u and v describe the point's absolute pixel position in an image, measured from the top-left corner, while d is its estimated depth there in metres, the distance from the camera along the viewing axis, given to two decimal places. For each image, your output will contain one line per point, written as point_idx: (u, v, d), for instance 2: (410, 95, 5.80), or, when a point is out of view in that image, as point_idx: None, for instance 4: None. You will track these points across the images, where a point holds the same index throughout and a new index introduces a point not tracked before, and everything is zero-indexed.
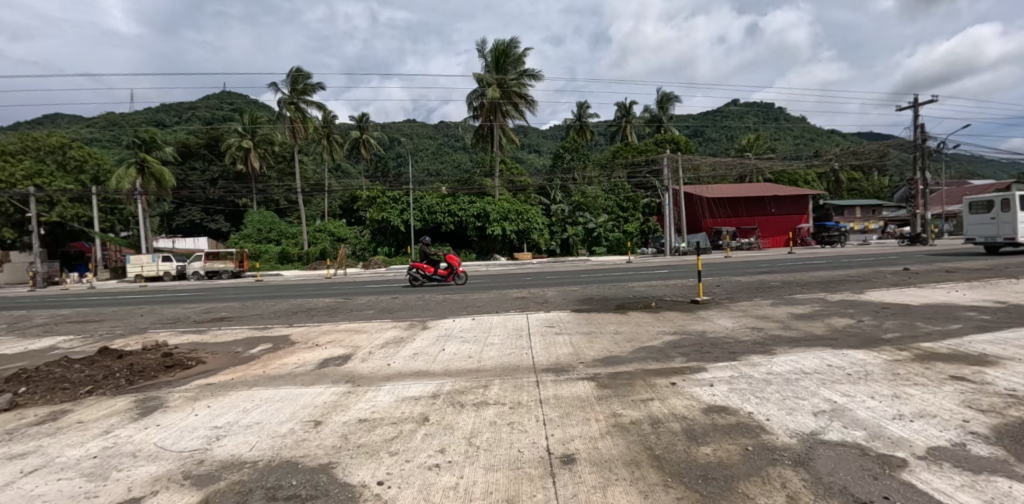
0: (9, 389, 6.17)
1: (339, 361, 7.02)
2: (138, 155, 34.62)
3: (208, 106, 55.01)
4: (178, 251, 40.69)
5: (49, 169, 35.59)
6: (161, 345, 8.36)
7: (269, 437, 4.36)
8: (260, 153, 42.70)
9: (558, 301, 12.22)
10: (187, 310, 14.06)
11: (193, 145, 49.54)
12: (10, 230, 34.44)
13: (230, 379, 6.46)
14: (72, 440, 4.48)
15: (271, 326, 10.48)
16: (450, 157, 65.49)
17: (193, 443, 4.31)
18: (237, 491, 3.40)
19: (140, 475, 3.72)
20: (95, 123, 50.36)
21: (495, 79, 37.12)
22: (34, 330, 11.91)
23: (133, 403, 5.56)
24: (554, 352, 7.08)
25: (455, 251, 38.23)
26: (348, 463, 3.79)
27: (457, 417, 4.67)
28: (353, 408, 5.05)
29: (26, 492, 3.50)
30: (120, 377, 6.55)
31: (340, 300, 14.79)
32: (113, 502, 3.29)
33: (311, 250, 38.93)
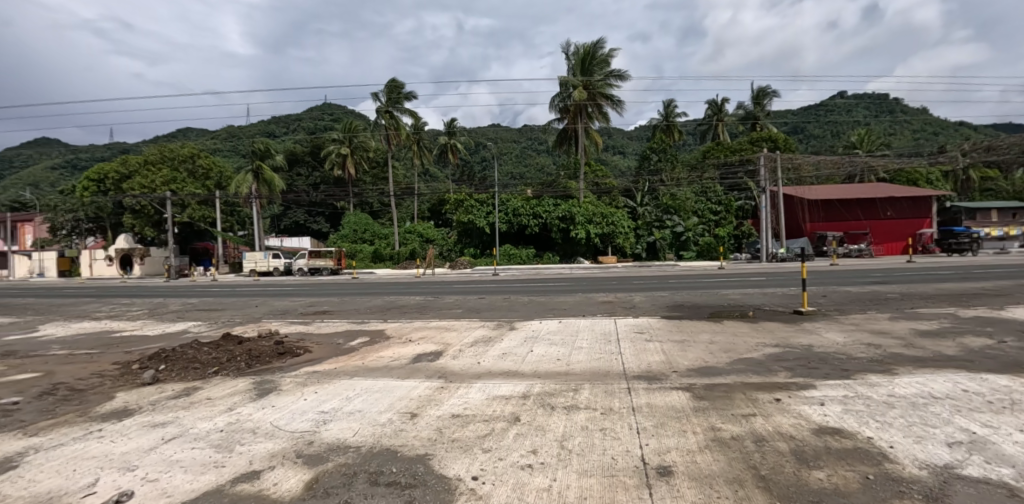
0: (153, 366, 7.17)
1: (432, 357, 7.34)
2: (253, 163, 38.66)
3: (312, 118, 60.53)
4: (285, 249, 44.73)
5: (182, 176, 40.68)
6: (274, 333, 9.30)
7: (371, 425, 4.65)
8: (356, 160, 45.77)
9: (645, 307, 11.88)
10: (295, 303, 15.42)
11: (300, 153, 54.26)
12: (150, 229, 40.60)
13: (333, 368, 6.99)
14: (203, 415, 5.09)
15: (369, 320, 11.24)
16: (533, 159, 65.64)
17: (303, 425, 4.71)
18: (344, 473, 3.67)
19: (259, 450, 4.13)
20: (219, 135, 57.08)
21: (581, 81, 36.81)
22: (171, 315, 13.77)
23: (252, 385, 6.21)
24: (644, 359, 6.89)
25: (539, 254, 38.77)
26: (443, 456, 3.95)
27: (548, 420, 4.68)
28: (446, 403, 5.24)
29: (168, 457, 4.03)
30: (240, 361, 7.33)
31: (430, 298, 15.50)
32: (239, 474, 3.69)
33: (402, 250, 41.24)
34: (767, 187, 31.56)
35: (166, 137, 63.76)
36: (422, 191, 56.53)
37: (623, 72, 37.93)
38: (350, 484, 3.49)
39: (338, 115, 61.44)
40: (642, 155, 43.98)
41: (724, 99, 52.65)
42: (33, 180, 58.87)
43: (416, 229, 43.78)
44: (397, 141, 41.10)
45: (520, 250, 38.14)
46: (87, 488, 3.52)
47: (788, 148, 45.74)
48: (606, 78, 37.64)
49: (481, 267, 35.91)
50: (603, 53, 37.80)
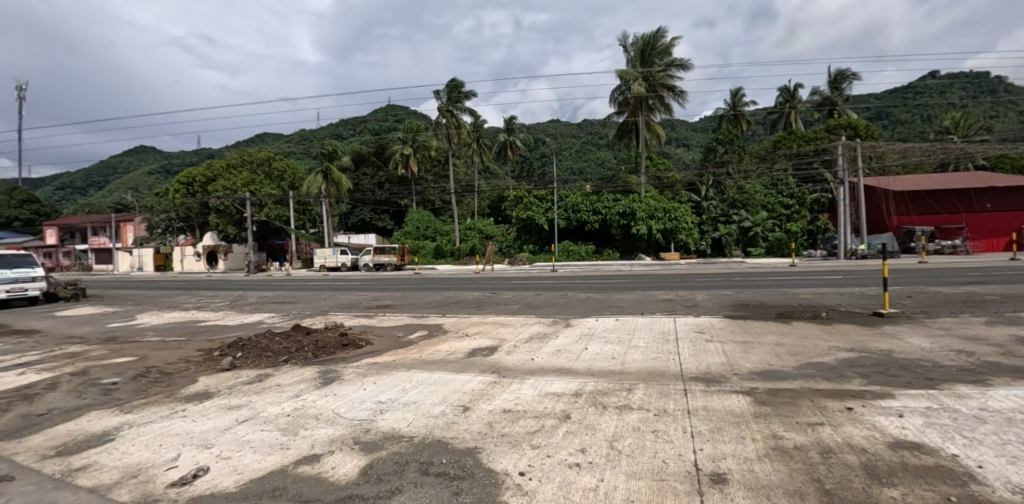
0: (231, 353, 7.78)
1: (487, 352, 7.45)
2: (323, 164, 40.90)
3: (377, 120, 63.33)
4: (352, 245, 47.10)
5: (260, 178, 43.84)
6: (339, 325, 9.82)
7: (424, 416, 4.79)
8: (418, 159, 47.21)
9: (707, 305, 11.40)
10: (360, 297, 16.21)
11: (366, 154, 56.80)
12: (233, 227, 44.15)
13: (393, 360, 7.27)
14: (272, 399, 5.46)
15: (428, 315, 11.59)
16: (592, 154, 64.76)
17: (361, 413, 4.93)
18: (396, 461, 3.81)
19: (320, 435, 4.37)
20: (294, 139, 61.11)
21: (641, 72, 35.84)
22: (250, 307, 14.94)
23: (316, 373, 6.58)
24: (703, 360, 6.60)
25: (598, 250, 38.33)
26: (492, 450, 4.00)
27: (599, 419, 4.62)
28: (497, 397, 5.30)
29: (240, 437, 4.37)
30: (308, 351, 7.79)
31: (487, 294, 15.74)
32: (301, 456, 3.93)
33: (462, 247, 42.19)
34: (845, 178, 29.16)
35: (246, 143, 69.06)
36: (482, 188, 57.40)
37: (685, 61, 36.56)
38: (401, 473, 3.62)
39: (400, 116, 63.69)
40: (706, 147, 42.21)
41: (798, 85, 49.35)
42: (136, 184, 65.88)
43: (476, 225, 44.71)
44: (457, 139, 42.04)
45: (579, 247, 37.91)
46: (170, 463, 3.89)
47: (872, 135, 42.08)
48: (667, 69, 36.43)
49: (540, 263, 36.07)
50: (664, 42, 36.60)
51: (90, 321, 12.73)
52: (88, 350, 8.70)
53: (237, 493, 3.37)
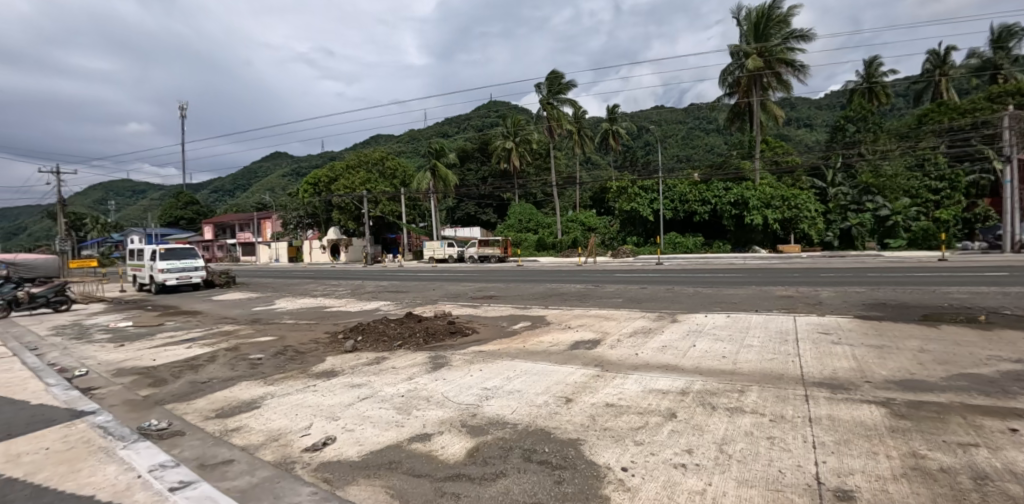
0: (354, 336, 8.62)
1: (589, 345, 7.41)
2: (430, 162, 43.04)
3: (480, 116, 66.10)
4: (458, 237, 49.30)
5: (374, 177, 47.64)
6: (448, 314, 10.40)
7: (527, 405, 4.89)
8: (520, 153, 47.59)
9: (834, 303, 10.25)
10: (466, 288, 17.02)
11: (470, 150, 58.43)
12: (352, 222, 48.73)
13: (497, 349, 7.54)
14: (389, 380, 5.94)
15: (531, 306, 11.81)
16: (698, 140, 60.84)
17: (468, 398, 5.18)
18: (501, 446, 3.95)
19: (431, 416, 4.68)
20: (404, 139, 65.96)
21: (755, 48, 32.94)
22: (369, 295, 16.41)
23: (427, 358, 7.02)
24: (828, 364, 5.95)
25: (708, 242, 36.14)
26: (594, 443, 3.97)
27: (708, 420, 4.38)
28: (601, 391, 5.25)
29: (362, 412, 4.82)
30: (420, 337, 8.35)
31: (590, 287, 15.65)
32: (414, 434, 4.24)
33: (564, 239, 42.07)
34: (1014, 155, 24.23)
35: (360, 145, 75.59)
36: (583, 180, 56.65)
37: (808, 31, 32.89)
38: (505, 458, 3.74)
39: (500, 111, 65.04)
40: (834, 126, 37.80)
41: (952, 47, 42.03)
42: (273, 186, 75.34)
43: (577, 217, 44.48)
44: (558, 131, 42.01)
45: (687, 238, 36.11)
46: (305, 430, 4.42)
47: None
48: (786, 41, 33.08)
49: (644, 255, 34.91)
50: (782, 12, 33.22)
51: (241, 305, 14.90)
52: (239, 330, 10.16)
53: (359, 462, 3.73)
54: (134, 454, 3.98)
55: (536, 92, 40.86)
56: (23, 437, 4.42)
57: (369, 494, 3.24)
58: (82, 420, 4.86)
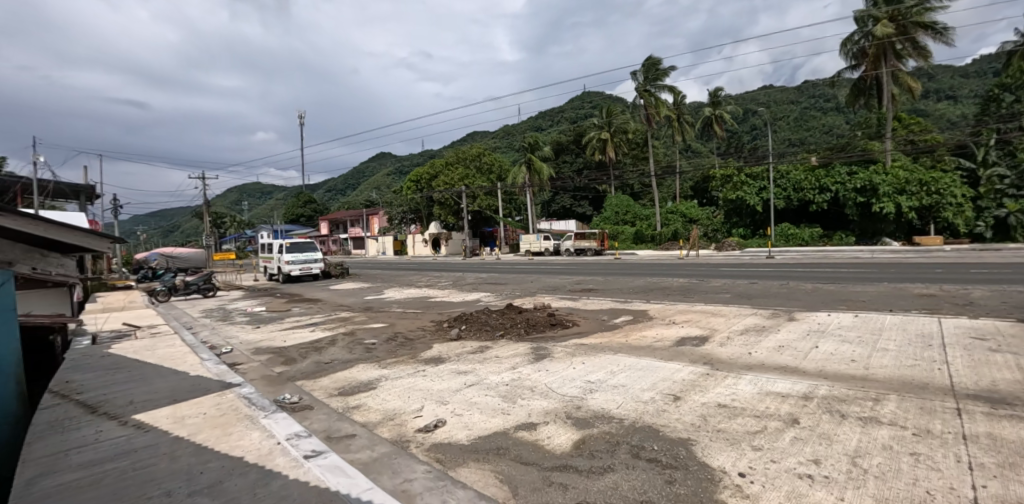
0: (458, 325, 9.05)
1: (696, 342, 7.07)
2: (526, 156, 43.81)
3: (573, 108, 66.21)
4: (555, 230, 49.56)
5: (472, 173, 48.47)
6: (547, 306, 10.53)
7: (633, 401, 4.80)
8: (616, 144, 45.86)
9: (994, 304, 8.77)
10: (563, 281, 17.09)
11: (565, 142, 57.14)
12: (452, 217, 50.69)
13: (598, 342, 7.47)
14: (494, 369, 6.16)
15: (630, 300, 11.52)
16: (814, 120, 54.85)
17: (572, 390, 5.19)
18: (608, 440, 3.92)
19: (536, 406, 4.76)
20: (499, 134, 68.31)
21: (885, 12, 29.01)
22: (470, 286, 17.13)
23: (529, 349, 7.16)
24: (988, 375, 5.09)
25: (827, 233, 32.73)
26: (707, 444, 3.79)
27: (837, 429, 3.97)
28: (711, 391, 5.00)
29: (469, 398, 5.04)
30: (521, 327, 8.55)
31: (694, 281, 14.96)
32: (520, 422, 4.35)
33: (664, 231, 40.22)
34: None
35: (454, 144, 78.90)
36: (683, 169, 53.59)
37: None
38: (612, 452, 3.71)
39: (592, 102, 63.95)
40: (984, 96, 32.48)
41: None
42: (377, 185, 81.27)
43: (678, 209, 42.31)
44: (656, 119, 40.25)
45: (802, 230, 32.99)
46: (417, 412, 4.72)
47: None
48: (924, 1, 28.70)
49: (753, 249, 32.40)
50: None
51: (355, 294, 16.29)
52: (355, 316, 11.13)
53: (469, 446, 3.90)
54: (274, 423, 4.51)
55: (631, 80, 39.45)
56: (188, 402, 5.22)
57: (480, 477, 3.38)
58: (232, 390, 5.62)
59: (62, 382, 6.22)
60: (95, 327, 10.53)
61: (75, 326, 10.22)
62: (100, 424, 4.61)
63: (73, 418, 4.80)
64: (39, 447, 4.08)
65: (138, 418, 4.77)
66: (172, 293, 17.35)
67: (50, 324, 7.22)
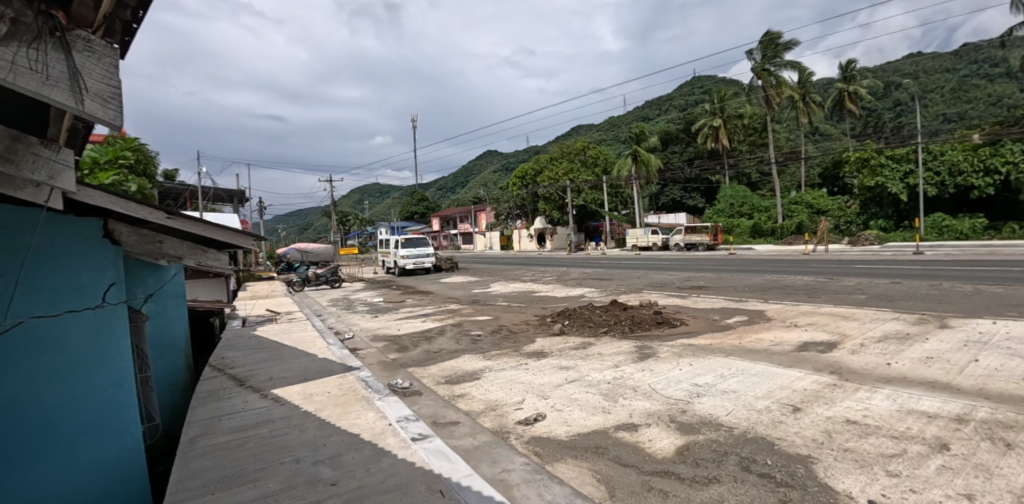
0: (560, 320, 9.10)
1: (823, 348, 6.33)
2: (632, 147, 41.97)
3: (683, 95, 62.84)
4: (663, 224, 47.36)
5: (577, 167, 47.91)
6: (652, 303, 10.13)
7: (745, 409, 4.43)
8: (731, 130, 42.28)
9: None
10: (671, 277, 16.29)
11: (674, 131, 53.15)
12: (557, 212, 50.51)
13: (709, 343, 7.01)
14: (595, 366, 6.09)
15: (746, 300, 10.64)
16: (978, 90, 45.86)
17: (678, 393, 4.94)
18: (714, 449, 3.66)
19: (638, 406, 4.61)
20: (603, 127, 67.46)
21: None
22: (572, 282, 17.09)
23: (634, 347, 6.94)
24: None
25: (995, 225, 27.23)
26: (831, 464, 3.37)
27: (1004, 461, 3.29)
28: (838, 403, 4.44)
29: (568, 394, 5.04)
30: (625, 324, 8.33)
31: (824, 279, 13.38)
32: (619, 422, 4.24)
33: (786, 223, 36.43)
34: None
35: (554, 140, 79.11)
36: (810, 154, 47.91)
37: None
38: (719, 463, 3.45)
39: (704, 87, 59.94)
40: None
41: None
42: (485, 182, 84.47)
43: (802, 198, 38.30)
44: (777, 101, 36.64)
45: (960, 221, 27.80)
46: (518, 404, 4.83)
47: None
48: None
49: (898, 243, 28.06)
50: None
51: (464, 287, 17.12)
52: (461, 309, 11.72)
53: (567, 442, 3.91)
54: (387, 405, 4.90)
55: (747, 59, 36.15)
56: (316, 381, 5.89)
57: (576, 475, 3.36)
58: (352, 373, 6.22)
59: (220, 358, 7.37)
60: (247, 312, 12.35)
61: (232, 310, 12.05)
62: (248, 395, 5.39)
63: (227, 389, 5.67)
64: (202, 411, 4.89)
65: (276, 392, 5.50)
66: (306, 283, 19.69)
67: (212, 308, 8.61)
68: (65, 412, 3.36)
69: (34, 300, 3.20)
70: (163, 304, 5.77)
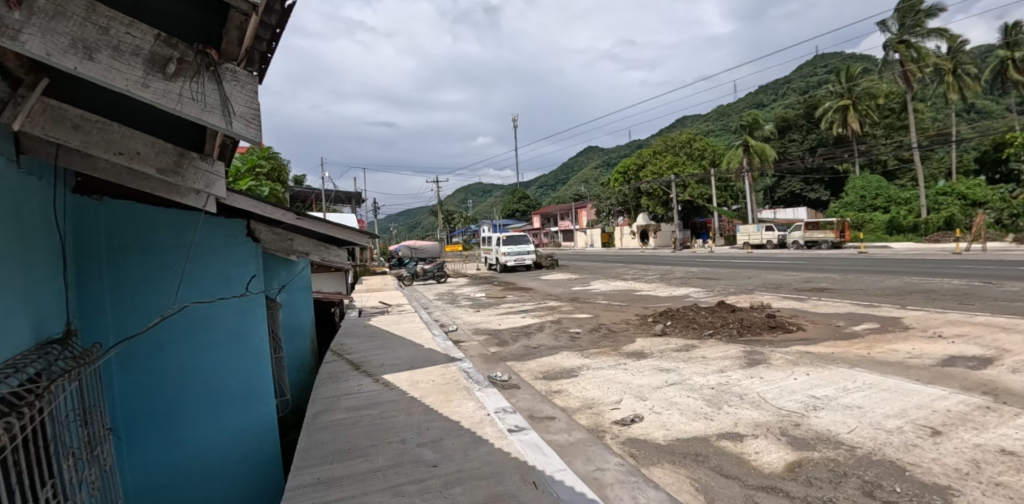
0: (662, 321, 8.79)
1: (975, 364, 5.41)
2: (743, 137, 39.06)
3: (803, 76, 56.94)
4: (779, 220, 43.37)
5: (682, 159, 45.03)
6: (765, 306, 9.37)
7: (872, 428, 3.96)
8: (862, 112, 37.28)
9: None
10: (789, 277, 14.89)
11: (793, 118, 47.99)
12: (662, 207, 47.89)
13: (832, 352, 6.33)
14: (698, 370, 5.81)
15: (878, 305, 9.42)
16: None
17: (791, 405, 4.55)
18: (831, 469, 3.33)
19: (745, 416, 4.33)
20: (711, 117, 63.73)
21: None
22: (676, 281, 16.36)
23: (742, 353, 6.50)
24: None
25: None
26: (979, 499, 2.90)
27: None
28: (994, 430, 3.78)
29: (668, 398, 4.88)
30: (733, 328, 7.82)
31: (986, 283, 11.33)
32: (723, 430, 4.03)
33: (932, 218, 31.38)
34: None
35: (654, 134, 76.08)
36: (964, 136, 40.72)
37: None
38: (837, 485, 3.13)
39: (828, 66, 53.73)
40: None
41: None
42: (585, 179, 84.00)
43: (953, 187, 32.88)
44: (918, 76, 31.67)
45: None
46: (615, 404, 4.78)
47: None
48: None
49: None
50: None
51: (562, 285, 17.18)
52: (560, 306, 11.81)
53: (665, 446, 3.80)
54: (486, 395, 5.12)
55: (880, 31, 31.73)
56: (421, 370, 6.33)
57: (674, 481, 3.26)
58: (454, 363, 6.59)
59: (340, 344, 8.24)
60: (363, 303, 13.63)
61: (350, 301, 13.35)
62: (362, 379, 5.96)
63: (345, 371, 6.32)
64: (325, 390, 5.51)
65: (386, 377, 6.00)
66: (414, 278, 21.14)
67: (332, 299, 9.63)
68: (219, 382, 4.01)
69: (197, 287, 3.88)
70: (294, 294, 6.60)
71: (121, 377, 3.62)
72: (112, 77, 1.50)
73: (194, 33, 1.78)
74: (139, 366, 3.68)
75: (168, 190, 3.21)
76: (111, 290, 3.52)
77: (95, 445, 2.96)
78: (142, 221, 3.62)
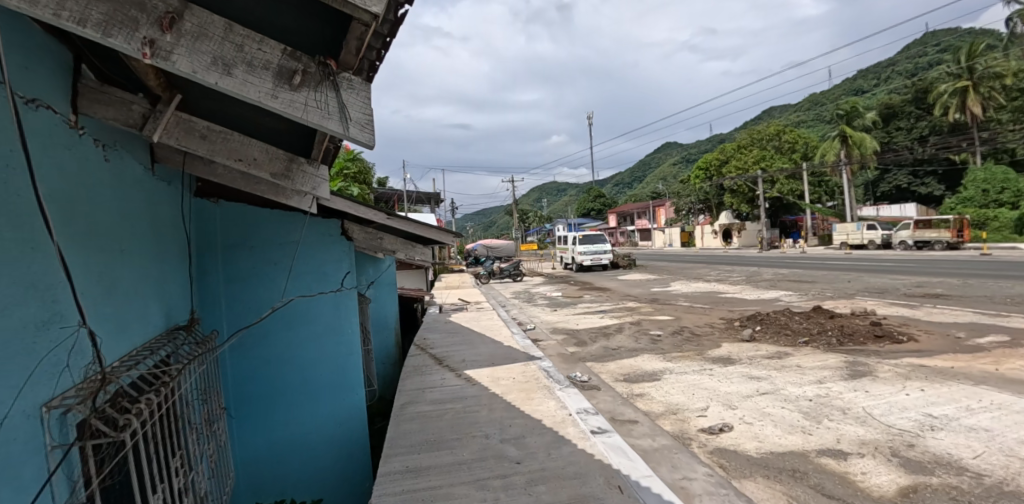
0: (750, 326, 8.27)
1: None
2: (839, 127, 35.82)
3: (911, 57, 51.18)
4: (883, 218, 39.20)
5: (770, 153, 41.76)
6: (868, 313, 8.50)
7: (1007, 455, 3.45)
8: (986, 93, 32.78)
9: None
10: (898, 282, 13.40)
11: (898, 104, 42.86)
12: (747, 205, 45.27)
13: (952, 367, 5.60)
14: (793, 380, 5.40)
15: (1010, 315, 8.20)
16: None
17: (903, 423, 4.09)
18: (954, 498, 2.95)
19: (849, 432, 3.95)
20: (802, 107, 59.24)
21: None
22: (765, 283, 15.31)
23: (843, 363, 5.94)
24: None
25: None
26: None
27: None
28: None
29: (759, 408, 4.58)
30: (832, 336, 7.17)
31: None
32: (822, 447, 3.71)
33: None
34: None
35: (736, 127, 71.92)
36: None
37: None
38: None
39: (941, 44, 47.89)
40: None
41: None
42: (664, 176, 81.34)
43: None
44: None
45: None
46: (701, 411, 4.57)
47: None
48: None
49: None
50: None
51: (640, 285, 16.70)
52: (640, 307, 11.50)
53: (757, 459, 3.57)
54: (566, 395, 5.10)
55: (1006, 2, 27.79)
56: (501, 367, 6.43)
57: (770, 497, 3.05)
58: (533, 362, 6.62)
59: (424, 339, 8.61)
60: (443, 300, 14.16)
61: (431, 298, 13.91)
62: (444, 373, 6.16)
63: (428, 365, 6.58)
64: (410, 383, 5.76)
65: (467, 373, 6.16)
66: (490, 277, 21.58)
67: (415, 295, 10.10)
68: (314, 372, 4.30)
69: (297, 282, 4.19)
70: (380, 290, 6.99)
71: (234, 363, 4.04)
72: (247, 90, 1.63)
73: (316, 46, 1.90)
74: (248, 353, 4.09)
75: (275, 192, 3.52)
76: (228, 287, 3.94)
77: (213, 422, 3.30)
78: (254, 223, 3.99)
